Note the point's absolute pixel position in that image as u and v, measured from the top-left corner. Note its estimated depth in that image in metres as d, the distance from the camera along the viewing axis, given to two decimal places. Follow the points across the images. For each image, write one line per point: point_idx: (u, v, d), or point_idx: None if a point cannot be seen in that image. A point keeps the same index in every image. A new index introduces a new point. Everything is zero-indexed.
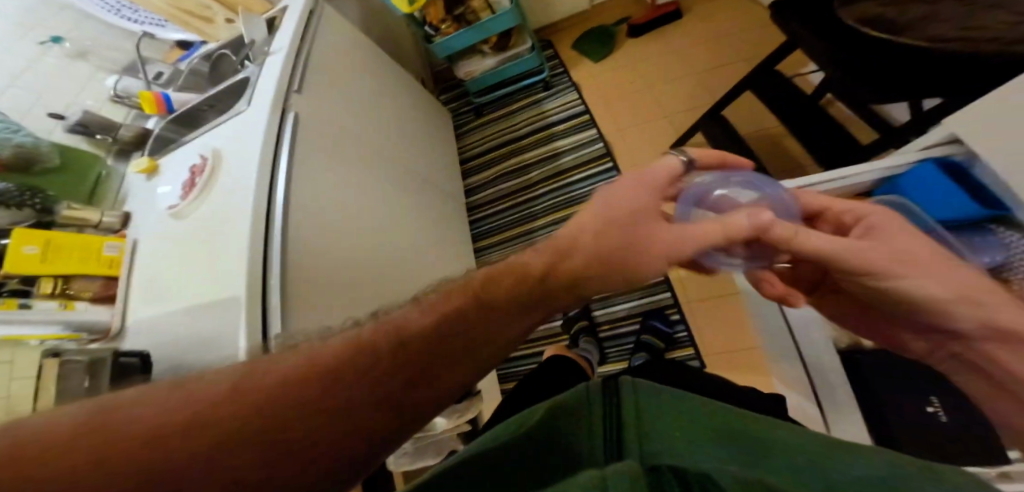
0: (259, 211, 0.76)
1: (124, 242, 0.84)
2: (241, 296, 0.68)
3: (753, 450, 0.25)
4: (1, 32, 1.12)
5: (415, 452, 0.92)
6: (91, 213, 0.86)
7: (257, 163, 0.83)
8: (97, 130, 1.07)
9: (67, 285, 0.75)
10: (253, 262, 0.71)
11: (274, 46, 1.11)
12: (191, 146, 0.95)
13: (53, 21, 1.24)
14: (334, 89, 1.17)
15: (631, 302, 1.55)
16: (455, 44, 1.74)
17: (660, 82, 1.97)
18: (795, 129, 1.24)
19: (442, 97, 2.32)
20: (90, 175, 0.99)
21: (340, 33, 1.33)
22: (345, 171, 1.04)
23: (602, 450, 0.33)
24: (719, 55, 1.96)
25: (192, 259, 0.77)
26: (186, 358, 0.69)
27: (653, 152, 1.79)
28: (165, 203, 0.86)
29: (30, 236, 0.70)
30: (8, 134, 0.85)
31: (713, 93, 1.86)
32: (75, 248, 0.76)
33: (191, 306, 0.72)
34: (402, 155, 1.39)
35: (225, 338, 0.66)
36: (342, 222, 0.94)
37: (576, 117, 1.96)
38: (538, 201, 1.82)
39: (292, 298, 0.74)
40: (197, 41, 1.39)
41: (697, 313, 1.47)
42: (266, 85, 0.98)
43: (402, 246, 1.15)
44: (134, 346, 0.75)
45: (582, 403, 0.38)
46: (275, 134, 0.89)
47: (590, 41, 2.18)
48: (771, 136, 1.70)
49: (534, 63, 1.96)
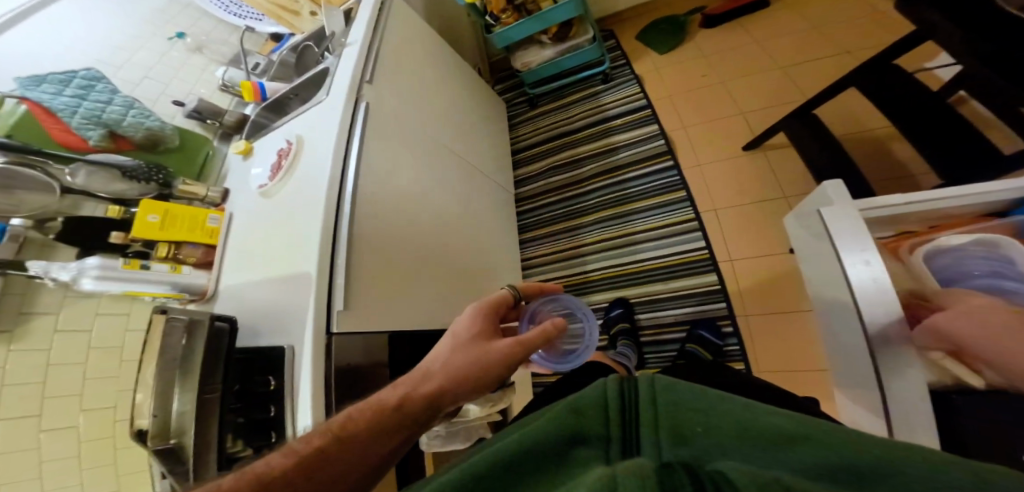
0: (330, 192, 0.82)
1: (223, 215, 0.95)
2: (312, 271, 0.74)
3: (814, 457, 0.23)
4: (141, 29, 1.32)
5: (451, 435, 0.95)
6: (200, 189, 0.98)
7: (331, 148, 0.89)
8: (207, 116, 1.22)
9: (177, 250, 0.86)
10: (322, 239, 0.77)
11: (350, 37, 1.17)
12: (278, 131, 1.05)
13: (178, 18, 1.44)
14: (400, 79, 1.21)
15: (677, 307, 1.43)
16: (515, 35, 1.71)
17: (738, 74, 1.78)
18: (907, 131, 1.05)
19: (499, 88, 2.32)
20: (199, 154, 1.11)
21: (408, 24, 1.37)
22: (406, 159, 1.08)
23: (642, 448, 0.29)
24: (813, 44, 1.72)
25: (273, 234, 0.85)
26: (265, 326, 0.77)
27: (721, 152, 1.64)
28: (254, 182, 0.96)
29: (153, 206, 0.84)
30: (141, 119, 1.02)
31: (801, 88, 1.65)
32: (186, 219, 0.88)
33: (270, 278, 0.80)
34: (458, 145, 1.42)
35: (296, 309, 0.73)
36: (401, 207, 0.98)
37: (638, 111, 1.84)
38: (589, 198, 1.75)
39: (355, 275, 0.78)
40: (286, 33, 1.54)
41: (756, 330, 1.33)
42: (343, 75, 1.04)
43: (453, 234, 1.18)
44: (224, 308, 0.85)
45: (600, 400, 0.33)
46: (348, 120, 0.95)
47: (659, 30, 2.03)
48: (870, 138, 1.46)
49: (596, 54, 1.87)
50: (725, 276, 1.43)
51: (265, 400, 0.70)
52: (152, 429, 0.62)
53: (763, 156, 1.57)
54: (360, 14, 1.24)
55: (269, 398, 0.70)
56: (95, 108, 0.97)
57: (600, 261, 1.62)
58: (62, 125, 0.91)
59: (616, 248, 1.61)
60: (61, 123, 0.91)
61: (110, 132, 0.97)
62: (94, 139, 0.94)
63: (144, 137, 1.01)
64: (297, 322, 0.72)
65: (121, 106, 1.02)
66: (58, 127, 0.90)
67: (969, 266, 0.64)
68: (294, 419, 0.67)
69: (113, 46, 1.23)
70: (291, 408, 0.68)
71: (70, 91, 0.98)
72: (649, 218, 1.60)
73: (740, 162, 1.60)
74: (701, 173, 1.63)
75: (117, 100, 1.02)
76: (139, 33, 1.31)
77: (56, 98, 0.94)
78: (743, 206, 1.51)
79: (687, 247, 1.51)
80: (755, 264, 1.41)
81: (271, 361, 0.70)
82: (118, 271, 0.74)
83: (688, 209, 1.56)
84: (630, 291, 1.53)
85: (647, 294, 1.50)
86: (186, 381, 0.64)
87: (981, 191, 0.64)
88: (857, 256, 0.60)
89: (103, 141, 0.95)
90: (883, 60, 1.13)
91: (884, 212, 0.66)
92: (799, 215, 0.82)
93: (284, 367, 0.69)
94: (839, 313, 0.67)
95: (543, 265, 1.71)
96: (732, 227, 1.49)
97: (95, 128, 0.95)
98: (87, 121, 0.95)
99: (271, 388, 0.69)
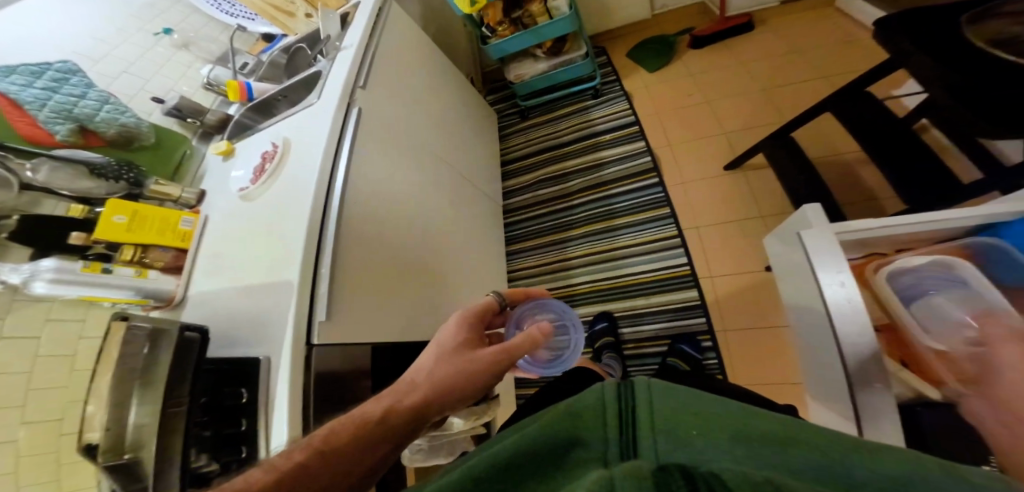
0: (316, 197, 0.80)
1: (196, 218, 0.92)
2: (293, 278, 0.71)
3: (819, 465, 0.22)
4: (126, 22, 1.28)
5: (433, 449, 0.92)
6: (172, 188, 0.93)
7: (319, 152, 0.87)
8: (187, 114, 1.18)
9: (144, 253, 0.81)
10: (304, 245, 0.74)
11: (344, 41, 1.17)
12: (265, 132, 1.02)
13: (167, 13, 1.41)
14: (392, 85, 1.21)
15: (660, 320, 1.44)
16: (510, 47, 1.74)
17: (721, 95, 1.84)
18: (877, 153, 1.08)
19: (490, 98, 2.34)
20: (176, 154, 1.07)
21: (404, 31, 1.37)
22: (394, 166, 1.06)
23: (640, 449, 0.27)
24: (791, 70, 1.80)
25: (254, 238, 0.82)
26: (240, 334, 0.73)
27: (704, 170, 1.68)
28: (235, 185, 0.93)
29: (120, 207, 0.78)
30: (116, 115, 0.98)
31: (780, 110, 1.71)
32: (154, 220, 0.83)
33: (248, 283, 0.77)
34: (448, 154, 1.42)
35: (274, 318, 0.70)
36: (389, 214, 0.97)
37: (626, 127, 1.88)
38: (577, 210, 1.77)
39: (337, 283, 0.76)
40: (278, 34, 1.52)
41: (733, 344, 1.35)
42: (334, 79, 1.03)
43: (439, 243, 1.16)
44: (194, 316, 0.81)
45: (598, 403, 0.31)
46: (338, 124, 0.93)
47: (647, 49, 2.09)
48: (842, 160, 1.53)
49: (588, 70, 1.91)
50: (705, 292, 1.45)
51: (236, 413, 0.65)
52: (103, 445, 0.56)
53: (743, 175, 1.62)
54: (356, 19, 1.23)
55: (241, 411, 0.65)
56: (65, 101, 0.93)
57: (586, 274, 1.63)
58: (26, 117, 0.86)
59: (602, 262, 1.62)
60: (25, 115, 0.86)
61: (81, 126, 0.93)
62: (62, 133, 0.89)
63: (117, 133, 0.97)
64: (275, 332, 0.69)
65: (95, 101, 0.98)
66: (22, 118, 0.86)
67: (924, 287, 0.67)
68: (267, 434, 0.63)
69: (92, 38, 1.19)
70: (265, 422, 0.64)
71: (40, 83, 0.94)
72: (635, 233, 1.62)
73: (721, 180, 1.64)
74: (685, 190, 1.66)
75: (91, 95, 0.99)
76: (124, 27, 1.28)
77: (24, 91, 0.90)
78: (725, 223, 1.54)
79: (674, 261, 1.52)
80: (736, 280, 1.43)
81: (244, 372, 0.66)
82: (78, 274, 0.70)
83: (672, 225, 1.59)
84: (615, 305, 1.53)
85: (634, 308, 1.50)
86: (149, 394, 0.60)
87: (948, 219, 0.66)
88: (834, 277, 0.61)
89: (71, 136, 0.91)
90: (856, 87, 1.18)
91: (857, 236, 0.67)
92: (779, 236, 0.84)
93: (259, 379, 0.66)
94: (812, 330, 0.68)
95: (530, 277, 1.71)
96: (714, 243, 1.52)
97: (64, 122, 0.91)
98: (55, 114, 0.90)
99: (243, 400, 0.65)
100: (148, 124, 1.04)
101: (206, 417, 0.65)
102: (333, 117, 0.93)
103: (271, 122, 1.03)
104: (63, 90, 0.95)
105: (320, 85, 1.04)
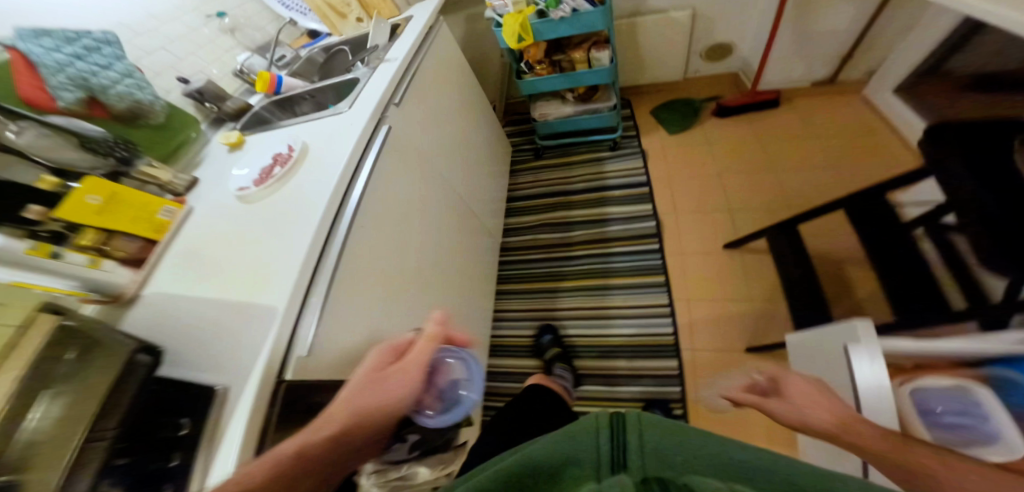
0: (326, 214, 0.77)
1: (177, 209, 0.88)
2: (277, 296, 0.68)
3: None
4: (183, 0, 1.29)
5: None
6: (164, 174, 0.91)
7: (337, 169, 0.85)
8: (208, 98, 1.19)
9: (106, 240, 0.72)
10: (297, 262, 0.71)
11: (386, 57, 1.18)
12: (285, 131, 1.01)
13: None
14: (424, 107, 1.21)
15: (642, 389, 1.36)
16: (541, 86, 1.78)
17: (732, 168, 1.86)
18: None
19: (509, 128, 2.39)
20: (178, 136, 1.06)
21: (446, 57, 1.40)
22: (407, 190, 1.04)
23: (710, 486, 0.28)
24: (803, 155, 1.83)
25: (246, 243, 0.78)
26: (202, 344, 0.67)
27: (706, 240, 1.67)
28: (235, 183, 0.90)
29: (97, 186, 0.71)
30: (134, 91, 0.97)
31: (787, 195, 1.72)
32: (127, 203, 0.76)
33: (228, 292, 0.72)
34: (461, 184, 1.42)
35: (243, 337, 0.65)
36: (391, 239, 0.94)
37: (636, 186, 1.89)
38: (573, 262, 1.73)
39: (325, 308, 0.72)
40: (325, 32, 1.57)
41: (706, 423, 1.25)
42: (369, 94, 1.03)
43: (433, 275, 1.13)
44: (145, 317, 0.73)
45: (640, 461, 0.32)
46: (363, 142, 0.92)
47: (668, 111, 2.15)
48: (837, 257, 1.51)
49: (610, 122, 1.95)
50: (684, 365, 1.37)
51: (167, 447, 0.53)
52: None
53: (739, 254, 1.60)
54: (405, 35, 1.25)
55: (171, 446, 0.54)
56: (88, 70, 0.91)
57: (571, 326, 1.57)
58: (37, 81, 0.84)
59: (589, 317, 1.57)
60: (37, 80, 0.84)
61: (90, 96, 0.91)
62: (67, 100, 0.87)
63: (125, 109, 0.97)
64: (242, 354, 0.64)
65: (119, 73, 0.96)
66: (32, 82, 0.83)
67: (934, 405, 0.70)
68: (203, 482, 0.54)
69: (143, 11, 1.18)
70: (206, 461, 0.55)
71: (66, 46, 0.89)
72: (626, 294, 1.58)
73: (716, 253, 1.62)
74: (682, 257, 1.64)
75: (107, 63, 0.95)
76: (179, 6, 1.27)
77: (37, 48, 0.85)
78: (717, 300, 1.50)
79: (670, 328, 1.46)
80: (716, 357, 1.37)
81: (194, 397, 0.58)
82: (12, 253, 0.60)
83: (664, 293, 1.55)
84: (592, 365, 1.46)
85: (622, 371, 1.41)
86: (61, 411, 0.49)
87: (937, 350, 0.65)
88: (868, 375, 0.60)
89: (75, 105, 0.89)
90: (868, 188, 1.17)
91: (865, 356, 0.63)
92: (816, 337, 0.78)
93: (210, 404, 0.58)
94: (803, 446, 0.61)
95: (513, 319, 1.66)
96: (701, 315, 1.47)
97: (75, 90, 0.88)
98: (68, 81, 0.87)
99: (181, 432, 0.55)
100: (162, 104, 1.04)
101: (125, 443, 0.51)
102: (359, 133, 0.92)
103: (291, 123, 1.03)
104: (79, 54, 0.90)
105: (352, 97, 1.03)
